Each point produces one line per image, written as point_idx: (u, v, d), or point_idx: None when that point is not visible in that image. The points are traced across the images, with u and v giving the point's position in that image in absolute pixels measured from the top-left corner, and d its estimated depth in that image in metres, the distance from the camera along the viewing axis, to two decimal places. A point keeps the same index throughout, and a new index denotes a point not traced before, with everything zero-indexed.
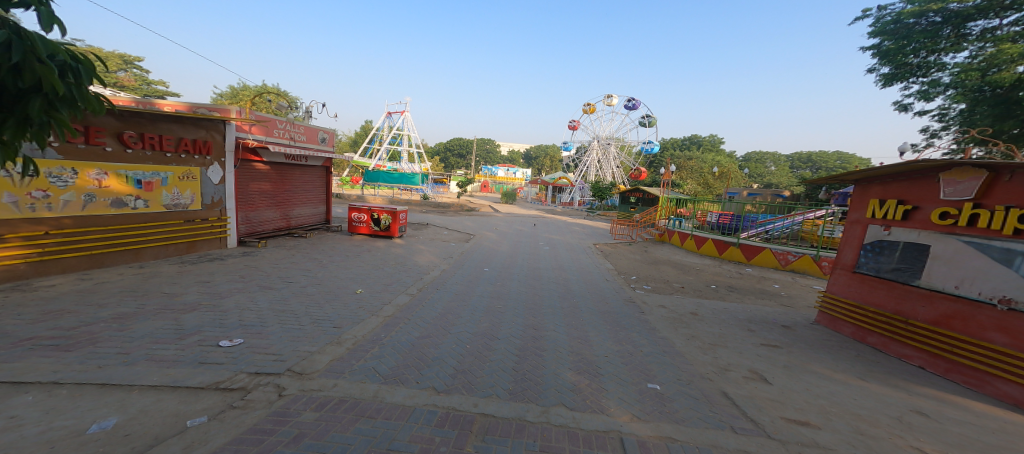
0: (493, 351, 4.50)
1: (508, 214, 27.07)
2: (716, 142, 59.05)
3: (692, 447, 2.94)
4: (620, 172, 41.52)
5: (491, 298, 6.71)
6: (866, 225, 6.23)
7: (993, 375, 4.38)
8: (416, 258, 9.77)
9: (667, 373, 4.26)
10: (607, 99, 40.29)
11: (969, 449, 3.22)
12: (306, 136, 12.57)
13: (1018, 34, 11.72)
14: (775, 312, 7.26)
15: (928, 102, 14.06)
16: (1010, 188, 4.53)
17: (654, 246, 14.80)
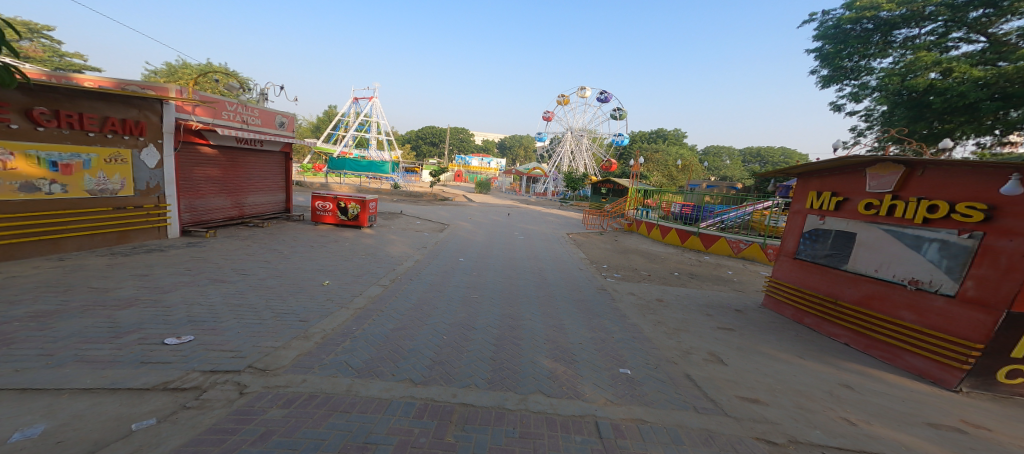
0: (470, 341, 4.50)
1: (481, 204, 26.88)
2: (680, 136, 61.44)
3: (660, 428, 3.11)
4: (592, 163, 42.26)
5: (467, 288, 6.68)
6: (806, 215, 6.74)
7: (903, 349, 4.93)
8: (387, 248, 9.52)
9: (636, 358, 4.45)
10: (580, 91, 40.58)
11: (888, 417, 3.63)
12: (262, 120, 11.83)
13: (933, 44, 13.00)
14: (731, 297, 7.74)
15: (857, 104, 15.31)
16: (924, 181, 5.05)
17: (624, 236, 15.27)
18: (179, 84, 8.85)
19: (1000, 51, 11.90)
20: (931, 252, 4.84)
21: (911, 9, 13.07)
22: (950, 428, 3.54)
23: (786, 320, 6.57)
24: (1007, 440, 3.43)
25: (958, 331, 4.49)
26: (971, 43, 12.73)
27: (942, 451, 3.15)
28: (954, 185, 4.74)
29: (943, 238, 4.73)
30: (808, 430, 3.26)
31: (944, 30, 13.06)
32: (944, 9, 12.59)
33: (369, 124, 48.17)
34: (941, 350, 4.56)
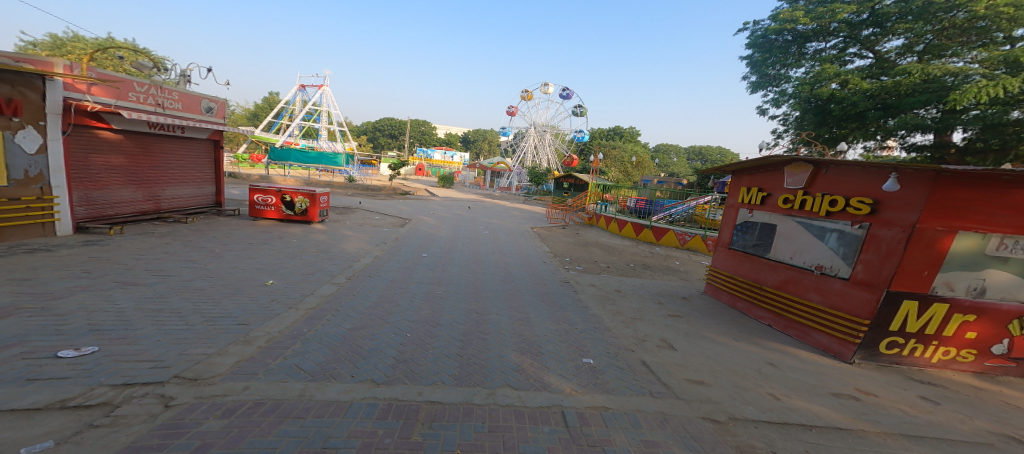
0: (435, 338, 4.41)
1: (445, 198, 26.33)
2: (634, 133, 64.39)
3: (621, 414, 3.27)
4: (554, 159, 42.97)
5: (430, 284, 6.53)
6: (738, 209, 7.39)
7: (811, 328, 5.58)
8: (342, 244, 9.00)
9: (598, 348, 4.62)
10: (543, 87, 41.00)
11: (804, 390, 4.10)
12: (184, 104, 10.60)
13: (834, 57, 14.70)
14: (679, 286, 8.29)
15: (777, 109, 16.92)
16: (827, 179, 5.75)
17: (585, 230, 15.75)
18: (69, 59, 7.75)
19: (884, 66, 13.77)
20: (834, 241, 5.54)
21: (820, 24, 14.65)
22: (849, 396, 4.09)
23: (723, 306, 7.16)
24: (891, 403, 4.03)
25: (852, 310, 5.17)
26: (862, 58, 14.57)
27: (845, 418, 3.62)
28: (849, 182, 5.45)
29: (842, 228, 5.44)
30: (743, 407, 3.59)
31: (843, 46, 14.82)
32: (844, 26, 14.31)
33: (318, 113, 45.30)
34: (839, 327, 5.22)
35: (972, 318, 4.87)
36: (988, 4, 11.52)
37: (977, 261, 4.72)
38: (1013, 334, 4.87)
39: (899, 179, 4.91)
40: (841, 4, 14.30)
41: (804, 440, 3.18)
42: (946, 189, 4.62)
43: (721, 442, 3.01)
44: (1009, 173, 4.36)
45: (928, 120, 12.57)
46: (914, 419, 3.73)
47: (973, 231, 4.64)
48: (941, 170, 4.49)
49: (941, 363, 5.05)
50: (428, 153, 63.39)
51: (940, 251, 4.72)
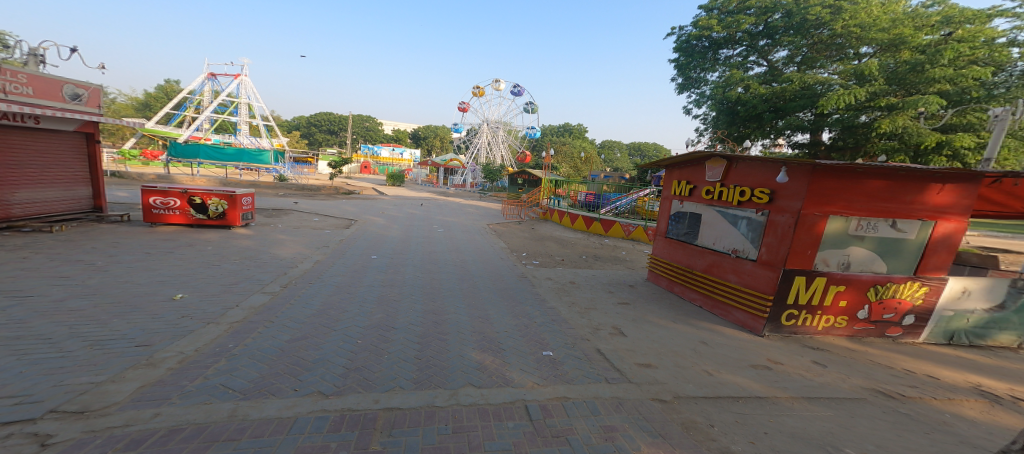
0: (390, 343, 4.23)
1: (395, 196, 25.26)
2: (580, 130, 67.52)
3: (581, 402, 3.39)
4: (508, 155, 43.16)
5: (383, 286, 6.25)
6: (672, 200, 7.96)
7: (731, 306, 6.21)
8: (276, 250, 8.25)
9: (557, 340, 4.74)
10: (496, 83, 40.78)
11: (729, 365, 4.56)
12: (36, 89, 8.82)
13: (740, 64, 16.34)
14: (625, 274, 8.75)
15: (699, 109, 18.52)
16: (738, 173, 6.43)
17: (539, 224, 16.04)
18: None
19: (774, 74, 15.58)
20: (744, 227, 6.21)
21: (727, 33, 16.22)
22: (763, 366, 4.62)
23: (662, 291, 7.69)
24: (793, 370, 4.61)
25: (760, 288, 5.82)
26: (759, 66, 16.36)
27: (763, 387, 4.09)
28: (754, 175, 6.14)
29: (750, 216, 6.13)
30: (684, 385, 3.91)
31: (744, 54, 16.50)
32: (746, 35, 15.95)
33: (235, 105, 41.05)
34: (752, 303, 5.85)
35: (842, 289, 5.69)
36: (842, 24, 13.78)
37: (843, 240, 5.55)
38: (873, 300, 5.75)
39: (789, 172, 5.64)
40: (745, 15, 15.91)
41: (734, 411, 3.53)
42: (822, 180, 5.38)
43: (670, 421, 3.25)
44: (863, 166, 5.19)
45: (806, 122, 14.70)
46: (811, 382, 4.32)
47: (841, 215, 5.48)
48: (816, 165, 5.23)
49: (823, 330, 5.83)
50: (374, 150, 60.42)
51: (818, 233, 5.51)
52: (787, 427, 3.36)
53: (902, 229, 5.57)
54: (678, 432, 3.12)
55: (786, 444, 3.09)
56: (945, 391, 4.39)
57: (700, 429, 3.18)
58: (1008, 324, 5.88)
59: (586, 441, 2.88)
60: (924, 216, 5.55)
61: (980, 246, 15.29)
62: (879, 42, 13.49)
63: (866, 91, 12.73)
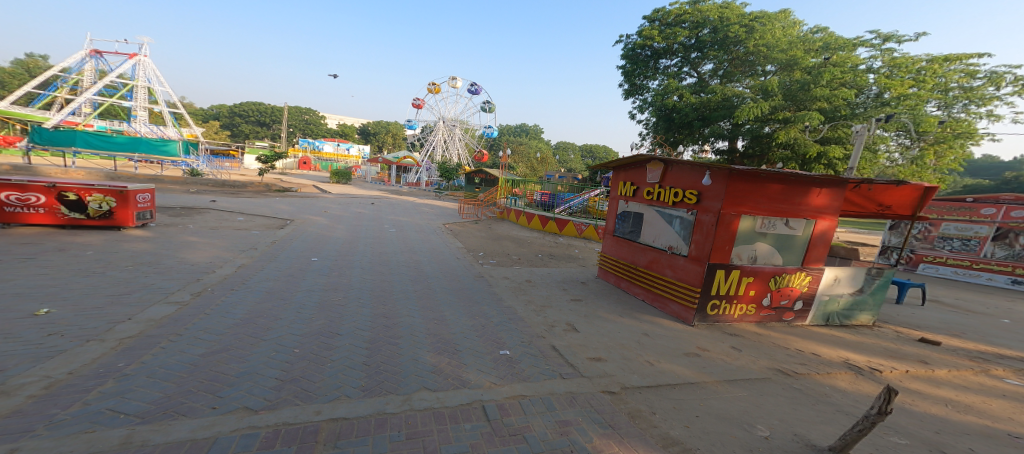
0: (334, 350, 4.00)
1: (339, 195, 23.86)
2: (536, 132, 68.91)
3: (537, 399, 3.44)
4: (464, 153, 42.68)
5: (325, 291, 5.89)
6: (618, 200, 8.34)
7: (667, 299, 6.64)
8: (185, 254, 7.41)
9: (513, 338, 4.78)
10: (450, 82, 40.25)
11: (668, 354, 4.88)
12: None
13: (678, 74, 17.54)
14: (577, 272, 9.02)
15: (641, 113, 19.54)
16: (673, 175, 6.89)
17: (495, 224, 16.02)
18: None
19: (702, 86, 16.91)
20: (678, 225, 6.68)
21: (666, 43, 17.28)
22: (695, 354, 4.99)
23: (610, 287, 8.03)
24: (719, 356, 5.02)
25: (690, 281, 6.29)
26: (691, 77, 17.68)
27: (696, 373, 4.43)
28: (685, 177, 6.63)
29: (682, 215, 6.61)
30: (630, 376, 4.12)
31: (679, 65, 17.70)
32: (681, 47, 17.11)
33: (131, 89, 36.61)
34: (684, 296, 6.31)
35: (751, 280, 6.28)
36: (753, 43, 15.44)
37: (748, 237, 6.21)
38: (773, 288, 6.42)
39: (711, 176, 6.16)
40: (681, 28, 17.10)
41: (672, 398, 3.79)
42: (737, 183, 5.95)
43: (619, 412, 3.40)
44: (767, 172, 5.83)
45: (725, 131, 16.17)
46: (733, 367, 4.75)
47: (750, 216, 6.12)
48: (732, 169, 5.77)
49: (738, 318, 6.40)
50: (317, 144, 56.67)
51: (734, 230, 6.09)
52: (714, 409, 3.67)
53: (791, 226, 6.40)
54: (626, 422, 3.28)
55: (712, 425, 3.37)
56: (828, 366, 5.04)
57: (644, 417, 3.37)
58: (864, 305, 6.88)
59: (542, 438, 2.93)
60: (808, 215, 6.41)
61: (864, 244, 17.87)
62: (778, 61, 15.22)
63: (769, 105, 14.29)
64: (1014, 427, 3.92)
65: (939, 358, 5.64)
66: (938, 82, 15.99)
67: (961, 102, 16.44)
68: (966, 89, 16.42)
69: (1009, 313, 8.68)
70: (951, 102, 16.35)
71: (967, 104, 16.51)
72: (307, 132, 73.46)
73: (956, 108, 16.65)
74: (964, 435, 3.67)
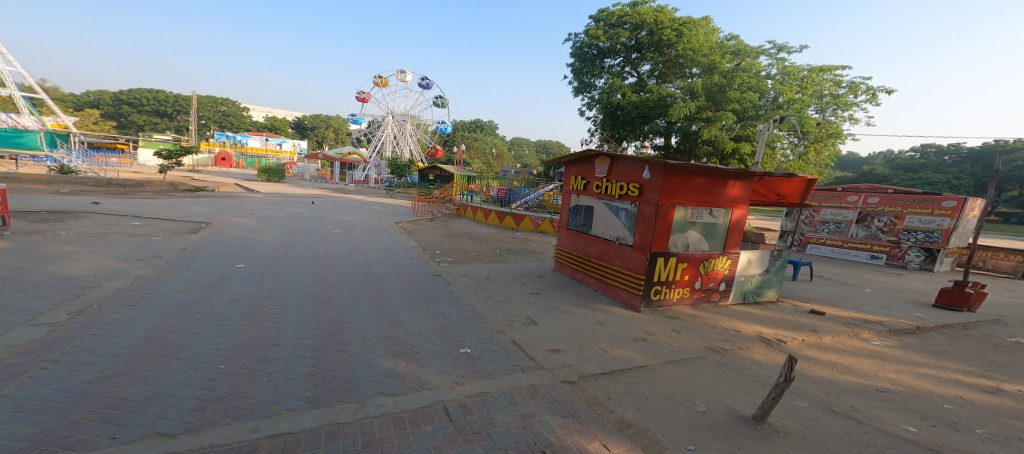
0: (272, 363, 3.72)
1: (269, 194, 22.03)
2: (491, 128, 68.92)
3: (499, 395, 3.45)
4: (416, 149, 41.50)
5: (258, 300, 5.45)
6: (571, 195, 8.55)
7: (617, 287, 6.93)
8: (59, 268, 6.37)
9: (473, 336, 4.75)
10: (400, 74, 38.82)
11: (620, 341, 5.10)
12: None
13: (623, 73, 18.28)
14: (534, 266, 9.15)
15: (590, 110, 20.16)
16: (618, 170, 7.18)
17: (452, 220, 15.83)
18: None
19: (642, 85, 17.75)
20: (625, 217, 6.98)
21: (610, 43, 17.90)
22: (643, 339, 5.27)
23: (566, 278, 8.23)
24: (666, 340, 5.33)
25: (636, 269, 6.61)
26: (633, 76, 18.49)
27: (646, 357, 4.68)
28: (628, 172, 6.95)
29: (627, 208, 6.93)
30: (587, 364, 4.26)
31: (622, 64, 18.46)
32: (624, 48, 17.86)
33: None
34: (631, 283, 6.63)
35: (685, 265, 6.74)
36: (683, 47, 16.48)
37: (682, 226, 6.63)
38: (703, 272, 6.94)
39: (650, 170, 6.52)
40: (623, 29, 17.76)
41: (624, 382, 3.98)
42: (672, 177, 6.35)
43: (578, 401, 3.51)
44: (696, 166, 6.28)
45: (662, 128, 17.20)
46: (678, 348, 5.07)
47: (684, 207, 6.56)
48: (668, 164, 6.16)
49: (676, 301, 6.85)
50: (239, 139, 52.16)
51: (671, 220, 6.49)
52: (661, 390, 3.90)
53: (716, 216, 6.94)
54: (584, 409, 3.39)
55: (660, 405, 3.58)
56: (750, 342, 5.53)
57: (601, 403, 3.51)
58: (770, 283, 7.66)
59: (507, 432, 2.95)
60: (727, 205, 7.00)
61: (774, 230, 20.00)
62: (701, 65, 16.43)
63: (696, 105, 15.51)
64: (881, 382, 4.58)
65: (825, 325, 6.46)
66: (816, 90, 18.53)
67: (831, 107, 18.99)
68: (834, 96, 19.00)
69: (885, 283, 10.16)
70: (825, 106, 18.85)
71: (835, 109, 19.14)
72: (233, 126, 67.31)
73: (828, 112, 19.18)
74: (848, 393, 4.21)
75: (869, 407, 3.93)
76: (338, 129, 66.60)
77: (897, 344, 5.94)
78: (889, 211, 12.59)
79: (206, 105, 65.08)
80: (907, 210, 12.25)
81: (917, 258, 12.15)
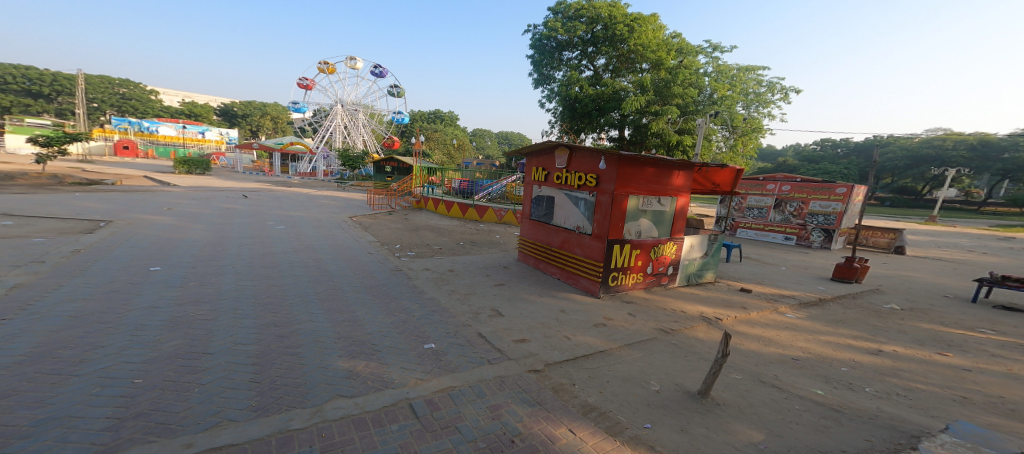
0: (205, 373, 3.43)
1: (191, 189, 19.92)
2: (451, 118, 67.93)
3: (467, 388, 3.43)
4: (369, 140, 40.01)
5: (192, 305, 5.00)
6: (532, 185, 8.61)
7: (578, 275, 7.10)
8: None
9: (438, 331, 4.67)
10: (349, 61, 37.01)
11: (582, 327, 5.23)
12: None
13: (581, 66, 18.54)
14: (499, 257, 9.14)
15: (549, 102, 20.32)
16: (577, 161, 7.30)
17: (412, 213, 15.45)
18: None
19: (598, 78, 18.11)
20: (584, 207, 7.13)
21: (567, 36, 18.07)
22: (604, 325, 5.43)
23: (530, 269, 8.29)
24: (624, 325, 5.53)
25: (594, 257, 6.80)
26: (589, 70, 18.81)
27: (607, 342, 4.84)
28: (586, 162, 7.10)
29: (586, 198, 7.09)
30: (552, 352, 4.33)
31: (579, 57, 18.70)
32: (580, 41, 18.10)
33: None
34: (591, 271, 6.81)
35: (639, 252, 7.03)
36: (634, 42, 16.94)
37: (635, 214, 6.88)
38: (655, 257, 7.27)
39: (606, 161, 6.69)
40: (580, 22, 17.96)
41: (587, 367, 4.10)
42: (626, 167, 6.56)
43: (543, 389, 3.56)
44: (647, 156, 6.53)
45: (616, 121, 17.71)
46: (636, 332, 5.29)
47: (637, 196, 6.81)
48: (621, 154, 6.35)
49: (632, 286, 7.13)
50: (145, 125, 48.04)
51: (625, 209, 6.71)
52: (620, 372, 4.06)
53: (665, 204, 7.28)
54: (551, 396, 3.45)
55: (620, 387, 3.72)
56: (696, 322, 5.87)
57: (567, 389, 3.59)
58: (709, 264, 8.18)
59: (475, 425, 2.94)
60: (673, 194, 7.36)
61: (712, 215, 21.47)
62: (651, 60, 17.03)
63: (646, 99, 16.13)
64: (798, 352, 5.05)
65: (752, 302, 7.04)
66: (743, 88, 20.01)
67: (754, 104, 20.67)
68: (756, 94, 20.72)
69: (814, 262, 11.20)
70: (750, 103, 20.46)
71: (757, 107, 20.87)
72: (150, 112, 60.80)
73: (751, 109, 20.88)
74: (771, 363, 4.60)
75: (799, 376, 4.32)
76: (275, 118, 62.73)
77: (810, 316, 6.58)
78: (797, 198, 13.95)
79: (96, 85, 56.71)
80: (811, 196, 13.63)
81: (819, 238, 13.50)
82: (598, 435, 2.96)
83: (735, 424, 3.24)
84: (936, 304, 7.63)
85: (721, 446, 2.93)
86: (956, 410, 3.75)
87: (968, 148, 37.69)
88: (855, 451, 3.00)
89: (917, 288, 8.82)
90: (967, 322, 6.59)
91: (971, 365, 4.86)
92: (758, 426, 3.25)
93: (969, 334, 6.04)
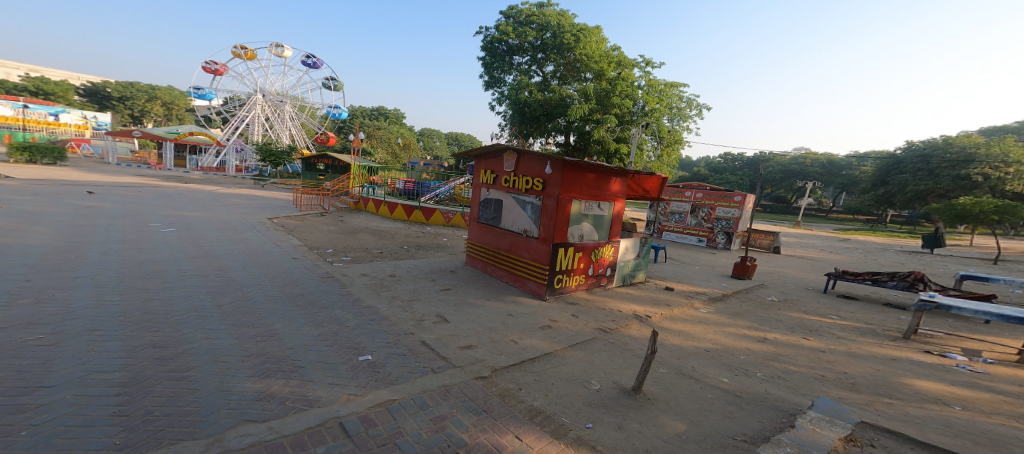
0: (47, 408, 2.88)
1: (65, 186, 16.81)
2: (397, 116, 66.53)
3: (408, 401, 3.27)
4: (296, 133, 37.37)
5: (50, 327, 4.21)
6: (480, 188, 8.54)
7: (525, 278, 7.15)
8: None
9: (376, 341, 4.43)
10: (275, 49, 34.25)
11: (526, 330, 5.27)
12: None
13: (531, 71, 18.89)
14: (445, 261, 8.95)
15: (499, 105, 20.44)
16: (524, 165, 7.38)
17: (349, 215, 14.64)
18: None
19: (545, 84, 18.53)
20: (530, 211, 7.21)
21: (517, 41, 18.33)
22: (548, 327, 5.51)
23: (477, 272, 8.19)
24: (567, 326, 5.66)
25: (540, 260, 6.88)
26: (538, 75, 19.18)
27: (551, 344, 4.90)
28: (532, 167, 7.19)
29: (532, 202, 7.18)
30: (498, 357, 4.29)
31: (529, 63, 19.00)
32: (530, 46, 18.40)
33: None
34: (537, 274, 6.89)
35: (581, 254, 7.25)
36: (579, 52, 17.55)
37: (578, 218, 7.10)
38: (595, 260, 7.55)
39: (552, 165, 6.84)
40: (529, 29, 18.28)
41: (533, 371, 4.11)
42: (570, 172, 6.76)
43: (489, 395, 3.51)
44: (589, 163, 6.77)
45: (562, 126, 18.21)
46: (577, 332, 5.43)
47: (580, 200, 7.02)
48: (566, 160, 6.54)
49: (575, 288, 7.32)
50: None
51: (569, 213, 6.89)
52: (564, 373, 4.13)
53: (604, 209, 7.58)
54: (497, 403, 3.41)
55: (563, 388, 3.80)
56: (630, 321, 6.17)
57: (513, 394, 3.57)
58: (640, 266, 8.65)
59: (417, 439, 2.81)
60: (612, 199, 7.70)
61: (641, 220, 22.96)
62: (593, 70, 17.73)
63: (588, 108, 16.79)
64: (710, 344, 5.50)
65: (675, 299, 7.57)
66: (669, 103, 21.50)
67: (676, 118, 22.40)
68: (679, 109, 22.45)
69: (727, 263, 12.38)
70: (673, 117, 22.14)
71: (678, 120, 22.65)
72: None
73: (675, 122, 22.59)
74: (690, 356, 4.96)
75: (717, 368, 4.69)
76: (165, 103, 56.64)
77: (725, 311, 7.23)
78: (707, 204, 15.28)
79: None
80: (719, 204, 14.95)
81: (723, 240, 14.94)
82: (543, 439, 2.97)
83: (663, 417, 3.43)
84: (806, 295, 8.81)
85: (650, 439, 3.07)
86: (838, 388, 4.31)
87: (821, 165, 45.21)
88: (754, 433, 3.29)
89: (790, 281, 10.09)
90: (825, 310, 7.66)
91: (826, 347, 5.61)
92: (681, 416, 3.47)
93: (826, 320, 7.00)
